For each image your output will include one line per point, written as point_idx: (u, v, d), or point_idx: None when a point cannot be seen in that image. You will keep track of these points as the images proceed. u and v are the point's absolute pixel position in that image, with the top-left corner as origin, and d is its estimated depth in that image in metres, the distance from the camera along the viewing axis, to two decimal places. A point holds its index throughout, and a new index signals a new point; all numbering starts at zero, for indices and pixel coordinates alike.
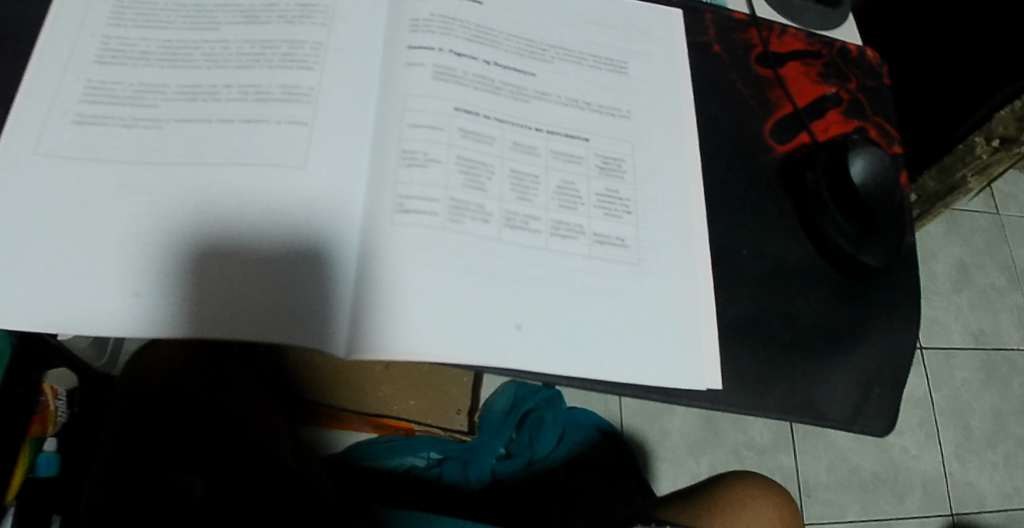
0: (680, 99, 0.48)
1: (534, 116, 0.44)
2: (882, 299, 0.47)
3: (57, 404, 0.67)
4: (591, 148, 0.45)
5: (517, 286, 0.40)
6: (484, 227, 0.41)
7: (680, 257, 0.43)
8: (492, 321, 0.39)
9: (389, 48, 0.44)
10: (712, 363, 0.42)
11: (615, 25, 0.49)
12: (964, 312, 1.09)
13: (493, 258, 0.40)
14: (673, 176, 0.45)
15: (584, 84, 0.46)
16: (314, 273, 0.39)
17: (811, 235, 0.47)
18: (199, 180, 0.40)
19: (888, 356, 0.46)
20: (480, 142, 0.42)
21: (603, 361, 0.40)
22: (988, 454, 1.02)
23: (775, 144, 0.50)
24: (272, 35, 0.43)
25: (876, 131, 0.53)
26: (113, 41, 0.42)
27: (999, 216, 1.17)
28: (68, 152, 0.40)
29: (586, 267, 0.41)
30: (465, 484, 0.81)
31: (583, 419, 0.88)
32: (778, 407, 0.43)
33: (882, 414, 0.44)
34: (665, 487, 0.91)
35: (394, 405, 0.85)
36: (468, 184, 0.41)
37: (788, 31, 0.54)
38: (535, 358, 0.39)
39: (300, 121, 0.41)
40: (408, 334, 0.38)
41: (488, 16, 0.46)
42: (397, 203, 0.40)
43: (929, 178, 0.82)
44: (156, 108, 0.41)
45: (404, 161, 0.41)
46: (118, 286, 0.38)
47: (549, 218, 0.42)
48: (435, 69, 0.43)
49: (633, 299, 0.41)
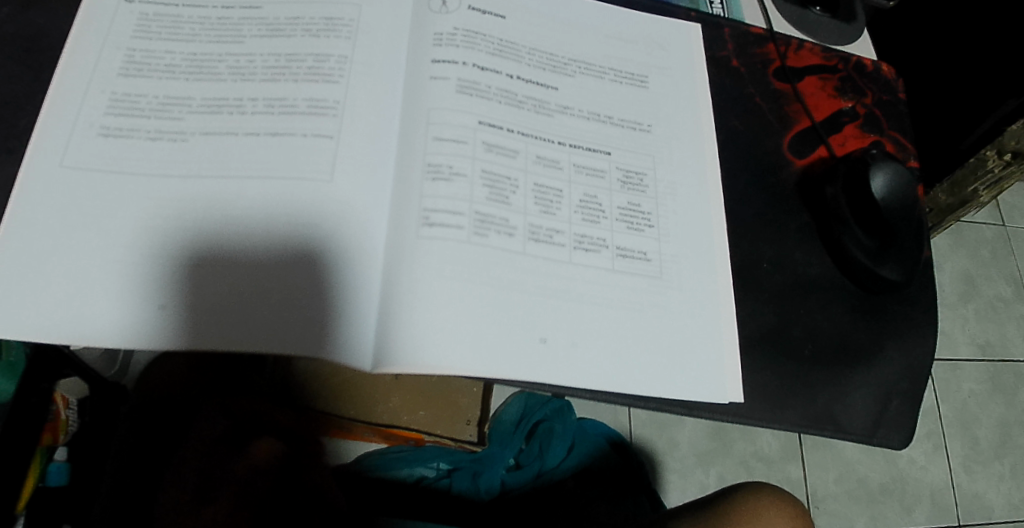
0: (700, 113, 0.48)
1: (556, 129, 0.44)
2: (901, 312, 0.47)
3: (69, 414, 0.65)
4: (613, 162, 0.45)
5: (543, 301, 0.40)
6: (509, 240, 0.41)
7: (703, 272, 0.43)
8: (518, 334, 0.39)
9: (413, 62, 0.44)
10: (734, 377, 0.42)
11: (635, 40, 0.49)
12: (970, 323, 1.09)
13: (517, 271, 0.40)
14: (695, 190, 0.46)
15: (606, 98, 0.47)
16: (339, 286, 0.39)
17: (830, 249, 0.47)
18: (224, 193, 0.40)
19: (908, 369, 0.46)
20: (503, 156, 0.42)
21: (628, 374, 0.40)
22: (995, 464, 1.02)
23: (793, 159, 0.50)
24: (297, 49, 0.43)
25: (893, 146, 0.53)
26: (138, 53, 0.42)
27: (1005, 227, 1.17)
28: (93, 165, 0.40)
29: (609, 281, 0.42)
30: (476, 496, 0.82)
31: (592, 430, 0.88)
32: (799, 420, 0.43)
33: (901, 427, 0.45)
34: (674, 498, 0.91)
35: (404, 416, 0.85)
36: (492, 197, 0.41)
37: (805, 46, 0.54)
38: (560, 372, 0.39)
39: (325, 134, 0.41)
40: (434, 347, 0.38)
41: (511, 31, 0.46)
42: (422, 217, 0.40)
43: (941, 192, 0.83)
44: (182, 121, 0.41)
45: (429, 174, 0.41)
46: (143, 300, 0.38)
47: (572, 231, 0.42)
48: (459, 83, 0.43)
49: (656, 313, 0.42)
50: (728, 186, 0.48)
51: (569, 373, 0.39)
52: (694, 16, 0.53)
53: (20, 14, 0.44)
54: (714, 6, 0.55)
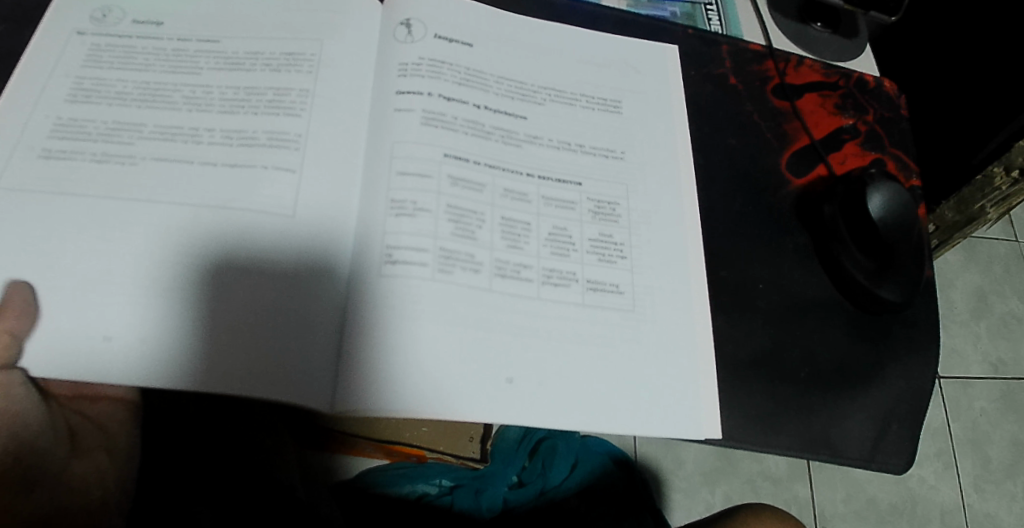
0: (677, 138, 0.48)
1: (525, 161, 0.44)
2: (901, 334, 0.46)
3: None
4: (584, 193, 0.44)
5: (509, 340, 0.40)
6: (474, 276, 0.40)
7: (679, 302, 0.43)
8: (483, 374, 0.39)
9: (379, 94, 0.44)
10: (710, 412, 0.41)
11: (612, 61, 0.49)
12: (982, 340, 1.08)
13: (485, 310, 0.40)
14: (669, 219, 0.45)
15: (577, 126, 0.46)
16: (316, 326, 0.40)
17: (827, 269, 0.46)
18: (183, 218, 0.40)
19: (907, 390, 0.45)
20: (470, 190, 0.42)
21: (601, 410, 0.40)
22: (1008, 485, 1.00)
23: (792, 177, 0.49)
24: (257, 82, 0.43)
25: (894, 163, 0.52)
26: (88, 82, 0.43)
27: (1018, 242, 1.15)
28: (35, 187, 0.40)
29: (578, 316, 0.41)
30: (477, 512, 0.80)
31: (596, 448, 0.88)
32: (795, 444, 0.42)
33: (900, 450, 0.44)
34: (678, 516, 0.92)
35: (405, 432, 0.82)
36: (458, 233, 0.41)
37: (805, 62, 0.54)
38: (528, 412, 0.39)
39: (288, 167, 0.41)
40: (415, 394, 0.38)
41: (479, 59, 0.46)
42: (385, 255, 0.40)
43: (947, 209, 0.81)
44: (132, 146, 0.41)
45: (392, 210, 0.41)
46: (96, 326, 0.37)
47: (540, 265, 0.42)
48: (425, 114, 0.43)
49: (628, 346, 0.41)
50: (723, 205, 0.48)
51: (543, 410, 0.39)
52: (691, 33, 0.53)
53: (14, 33, 0.45)
54: (712, 24, 0.55)
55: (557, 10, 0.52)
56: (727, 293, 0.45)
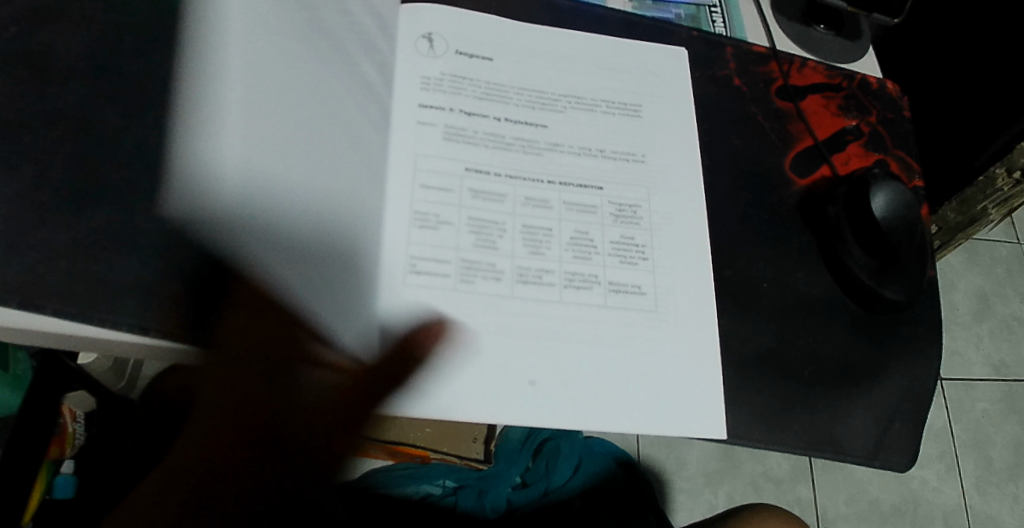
0: (693, 140, 0.49)
1: (546, 168, 0.45)
2: (904, 334, 0.46)
3: (74, 427, 0.75)
4: (605, 197, 0.45)
5: (530, 343, 0.41)
6: (496, 285, 0.41)
7: (697, 301, 0.44)
8: (505, 376, 0.40)
9: (401, 102, 0.45)
10: (720, 411, 0.42)
11: (630, 68, 0.50)
12: (984, 342, 1.08)
13: (505, 316, 0.41)
14: (687, 221, 0.46)
15: (596, 130, 0.47)
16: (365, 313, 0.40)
17: (833, 270, 0.47)
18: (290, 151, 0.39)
19: (909, 389, 0.45)
20: (491, 201, 0.43)
21: (621, 410, 0.40)
22: (1009, 486, 1.00)
23: (796, 178, 0.50)
24: (365, 32, 0.45)
25: (897, 165, 0.52)
26: None
27: (1020, 244, 1.15)
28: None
29: (600, 318, 0.42)
30: (479, 512, 0.80)
31: (599, 449, 0.89)
32: (799, 442, 0.43)
33: (904, 448, 0.44)
34: (681, 517, 0.92)
35: (410, 434, 0.85)
36: (479, 244, 0.42)
37: (809, 64, 0.54)
38: (547, 413, 0.40)
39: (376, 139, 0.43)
40: (441, 397, 0.39)
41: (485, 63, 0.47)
42: (410, 265, 0.41)
43: (950, 210, 0.81)
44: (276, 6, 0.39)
45: (417, 223, 0.42)
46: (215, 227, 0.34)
47: (562, 269, 0.42)
48: (446, 129, 0.44)
49: (652, 347, 0.42)
50: (728, 205, 0.48)
51: (563, 412, 0.40)
52: (696, 35, 0.53)
53: None
54: (716, 25, 0.56)
55: (563, 12, 0.52)
56: (732, 292, 0.45)
